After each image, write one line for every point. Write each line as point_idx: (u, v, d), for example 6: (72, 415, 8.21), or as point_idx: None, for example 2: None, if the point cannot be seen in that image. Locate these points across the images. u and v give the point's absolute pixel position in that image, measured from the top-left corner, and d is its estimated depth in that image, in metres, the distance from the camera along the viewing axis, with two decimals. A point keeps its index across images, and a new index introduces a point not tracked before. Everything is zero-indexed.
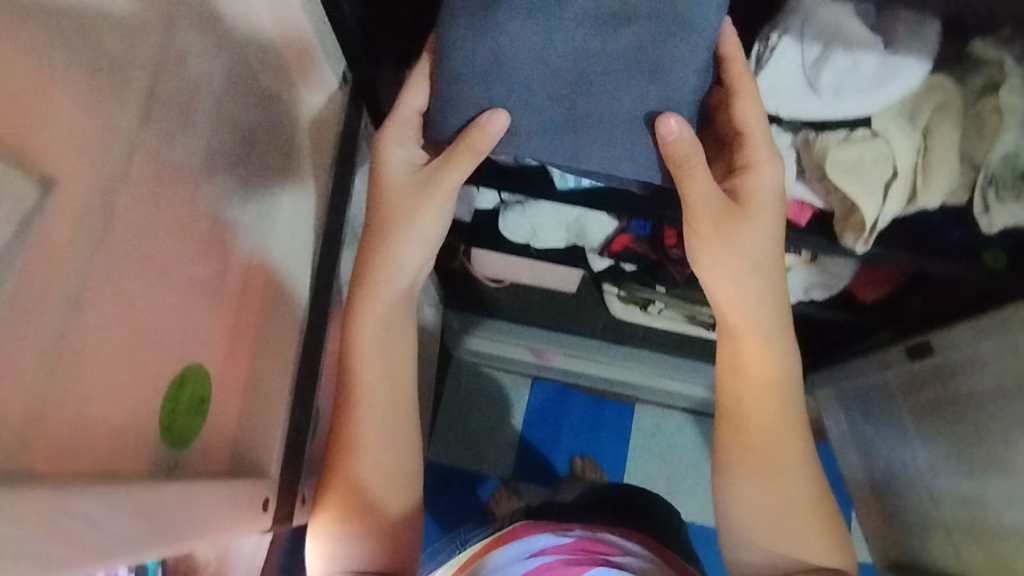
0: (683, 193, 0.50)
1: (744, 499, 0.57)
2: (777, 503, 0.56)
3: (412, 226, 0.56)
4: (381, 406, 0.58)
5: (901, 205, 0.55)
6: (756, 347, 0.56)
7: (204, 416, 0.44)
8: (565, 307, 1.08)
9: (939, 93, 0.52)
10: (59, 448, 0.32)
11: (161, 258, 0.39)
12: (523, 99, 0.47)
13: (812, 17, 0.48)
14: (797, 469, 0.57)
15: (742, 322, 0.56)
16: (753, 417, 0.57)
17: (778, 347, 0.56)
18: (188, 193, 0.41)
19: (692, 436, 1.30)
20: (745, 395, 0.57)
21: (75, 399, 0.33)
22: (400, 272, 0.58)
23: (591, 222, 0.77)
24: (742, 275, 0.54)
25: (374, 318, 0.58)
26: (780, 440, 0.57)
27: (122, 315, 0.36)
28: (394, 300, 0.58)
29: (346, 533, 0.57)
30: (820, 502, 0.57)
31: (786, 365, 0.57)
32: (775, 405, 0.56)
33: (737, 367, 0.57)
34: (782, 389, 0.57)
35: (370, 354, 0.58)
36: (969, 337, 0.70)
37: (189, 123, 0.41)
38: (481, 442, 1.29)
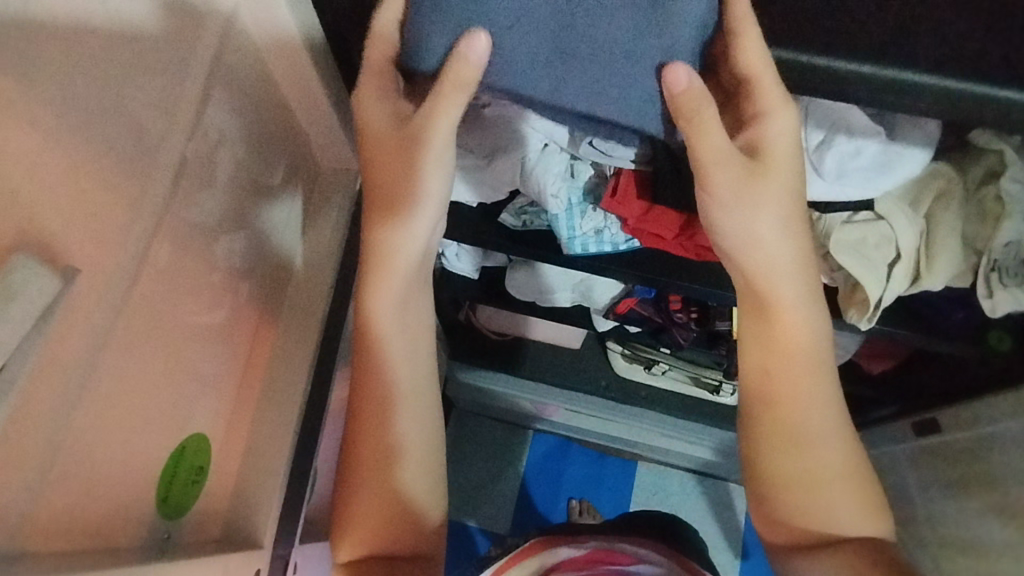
0: (691, 148, 0.43)
1: (773, 466, 0.51)
2: (806, 488, 0.50)
3: (405, 189, 0.47)
4: (420, 427, 0.53)
5: (905, 285, 0.56)
6: (788, 329, 0.49)
7: (201, 484, 0.45)
8: (566, 362, 1.06)
9: (939, 180, 0.53)
10: (46, 527, 0.32)
11: (172, 327, 0.40)
12: (512, 23, 0.39)
13: (815, 105, 0.50)
14: (832, 453, 0.51)
15: (772, 304, 0.48)
16: (782, 401, 0.50)
17: (813, 328, 0.49)
18: (200, 261, 0.42)
19: (696, 497, 1.27)
20: (772, 381, 0.50)
21: (75, 473, 0.34)
22: (396, 245, 0.49)
23: (596, 282, 0.77)
24: (771, 249, 0.47)
25: (390, 320, 0.51)
26: (811, 421, 0.50)
27: (127, 386, 0.36)
28: (401, 287, 0.50)
29: (365, 497, 0.52)
30: (859, 484, 0.51)
31: (821, 344, 0.50)
32: (806, 384, 0.50)
33: (762, 352, 0.50)
34: (816, 371, 0.50)
35: (411, 365, 0.53)
36: (972, 419, 0.69)
37: (207, 192, 0.42)
38: (479, 494, 1.27)
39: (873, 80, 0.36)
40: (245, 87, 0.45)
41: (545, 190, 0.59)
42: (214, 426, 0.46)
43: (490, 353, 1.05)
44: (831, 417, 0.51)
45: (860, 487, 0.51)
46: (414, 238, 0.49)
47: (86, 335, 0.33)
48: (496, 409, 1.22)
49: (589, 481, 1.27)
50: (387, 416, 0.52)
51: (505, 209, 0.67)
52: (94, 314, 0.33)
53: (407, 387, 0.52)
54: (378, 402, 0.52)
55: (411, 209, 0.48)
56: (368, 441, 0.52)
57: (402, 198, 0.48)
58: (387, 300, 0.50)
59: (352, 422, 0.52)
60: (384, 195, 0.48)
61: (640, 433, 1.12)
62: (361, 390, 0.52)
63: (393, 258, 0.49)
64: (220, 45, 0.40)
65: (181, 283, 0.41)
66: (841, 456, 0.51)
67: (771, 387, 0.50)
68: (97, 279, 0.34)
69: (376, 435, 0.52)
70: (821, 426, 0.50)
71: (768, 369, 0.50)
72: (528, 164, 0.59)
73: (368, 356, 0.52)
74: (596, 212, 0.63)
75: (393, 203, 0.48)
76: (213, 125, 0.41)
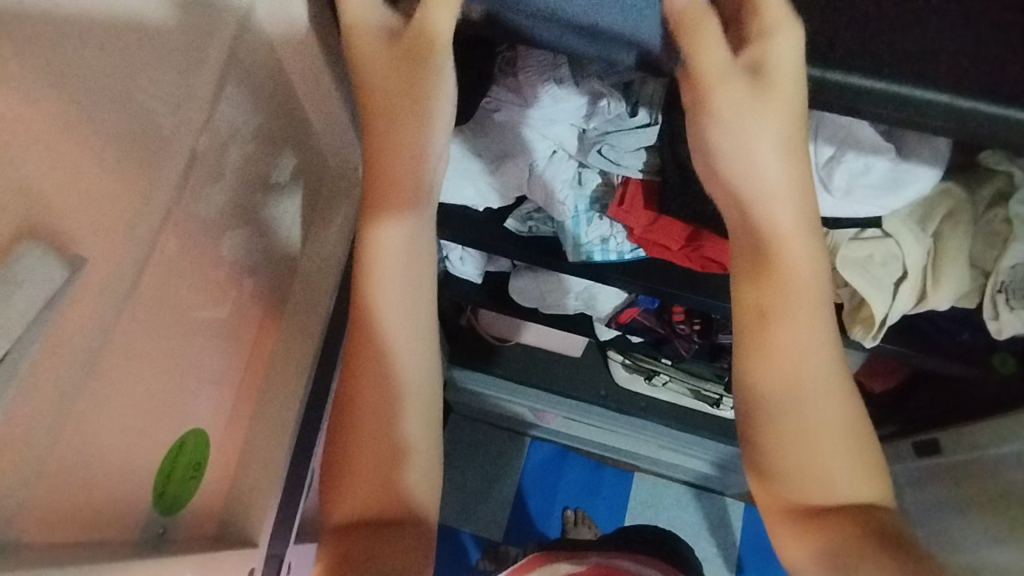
0: (692, 62, 0.39)
1: (764, 419, 0.42)
2: (796, 448, 0.41)
3: (411, 161, 0.44)
4: (420, 443, 0.45)
5: (910, 304, 0.55)
6: (784, 259, 0.41)
7: (198, 480, 0.44)
8: (566, 370, 1.05)
9: (948, 199, 0.52)
10: (44, 521, 0.32)
11: (177, 322, 0.40)
12: None
13: (827, 119, 0.49)
14: (830, 410, 0.42)
15: (768, 233, 0.41)
16: (775, 346, 0.42)
17: (814, 269, 0.42)
18: (206, 256, 0.42)
19: (692, 511, 1.26)
20: (764, 322, 0.42)
21: (74, 467, 0.34)
22: (394, 237, 0.44)
23: (600, 291, 0.77)
24: (774, 180, 0.41)
25: (396, 316, 0.45)
26: (806, 369, 0.42)
27: (128, 381, 0.36)
28: (407, 281, 0.45)
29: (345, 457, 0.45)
30: (865, 454, 0.42)
31: (822, 283, 0.42)
32: (803, 325, 0.42)
33: (751, 284, 0.42)
34: (815, 312, 0.42)
35: (413, 370, 0.45)
36: (971, 442, 0.69)
37: (215, 189, 0.42)
38: (473, 500, 1.26)
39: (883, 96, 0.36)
40: (258, 85, 0.44)
41: (552, 198, 0.59)
42: (214, 423, 0.46)
43: (490, 358, 1.05)
44: (832, 370, 0.42)
45: (865, 454, 0.42)
46: (416, 228, 0.45)
47: (89, 329, 0.33)
48: (493, 414, 1.21)
49: (583, 490, 1.27)
50: (391, 427, 0.45)
51: (511, 214, 0.66)
52: (99, 307, 0.33)
53: (415, 394, 0.45)
54: (383, 405, 0.44)
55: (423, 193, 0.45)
56: (362, 394, 0.44)
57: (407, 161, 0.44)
58: (394, 297, 0.45)
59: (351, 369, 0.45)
60: (389, 178, 0.44)
61: (639, 443, 1.12)
62: (352, 392, 0.45)
63: (389, 240, 0.44)
64: (236, 41, 0.40)
65: (187, 279, 0.41)
66: (841, 417, 0.42)
67: (759, 324, 0.42)
68: (103, 273, 0.34)
69: (370, 443, 0.44)
70: (819, 377, 0.42)
71: (761, 307, 0.42)
72: (536, 169, 0.59)
73: (364, 358, 0.44)
74: (603, 220, 0.63)
75: (392, 190, 0.44)
76: (225, 120, 0.41)
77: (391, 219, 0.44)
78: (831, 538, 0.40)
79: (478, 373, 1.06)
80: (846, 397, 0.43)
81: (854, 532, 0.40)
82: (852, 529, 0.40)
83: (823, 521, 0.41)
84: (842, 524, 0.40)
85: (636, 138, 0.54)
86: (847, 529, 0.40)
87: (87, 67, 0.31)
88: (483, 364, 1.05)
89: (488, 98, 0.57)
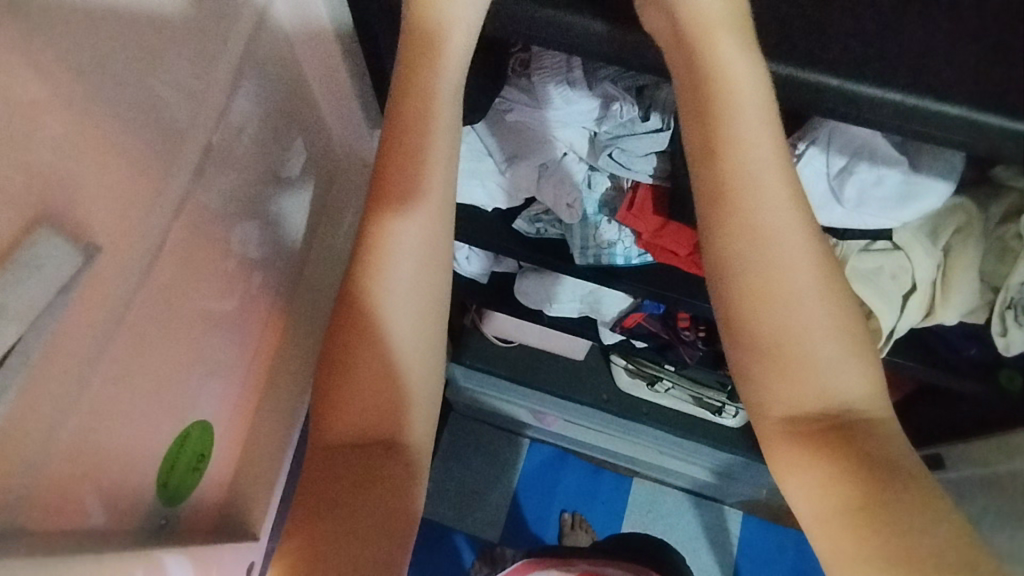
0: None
1: (766, 374, 0.39)
2: (793, 392, 0.39)
3: (404, 127, 0.42)
4: (418, 405, 0.43)
5: (918, 318, 0.56)
6: (758, 204, 0.39)
7: (202, 471, 0.45)
8: (567, 372, 1.05)
9: (959, 214, 0.52)
10: (52, 510, 0.33)
11: (185, 313, 0.40)
12: None
13: (840, 131, 0.49)
14: (829, 346, 0.39)
15: (737, 182, 0.39)
16: (760, 294, 0.39)
17: (796, 207, 0.39)
18: (218, 248, 0.42)
19: (690, 518, 1.26)
20: (742, 270, 0.39)
21: (84, 457, 0.34)
22: (405, 228, 0.42)
23: (605, 294, 0.77)
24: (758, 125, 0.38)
25: (397, 299, 0.43)
26: (801, 310, 0.39)
27: (136, 372, 0.37)
28: (414, 267, 0.43)
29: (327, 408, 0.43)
30: (870, 387, 0.39)
31: (807, 219, 0.39)
32: (789, 263, 0.39)
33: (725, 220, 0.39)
34: (798, 255, 0.39)
35: (413, 355, 0.43)
36: (976, 459, 0.69)
37: (229, 180, 0.42)
38: (471, 500, 1.26)
39: (897, 108, 0.35)
40: (272, 78, 0.45)
41: (561, 199, 0.59)
42: (219, 416, 0.46)
43: (493, 358, 1.04)
44: (830, 304, 0.39)
45: (870, 384, 0.39)
46: (427, 218, 0.43)
47: (100, 320, 0.33)
48: (493, 414, 1.21)
49: (581, 493, 1.26)
50: (391, 396, 0.43)
51: (519, 215, 0.66)
52: (109, 301, 0.34)
53: (418, 379, 0.43)
54: (385, 387, 0.42)
55: (422, 161, 0.42)
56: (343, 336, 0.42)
57: (410, 123, 0.42)
58: (397, 281, 0.43)
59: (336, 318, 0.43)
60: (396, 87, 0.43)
61: (639, 449, 1.12)
62: (341, 373, 0.42)
63: (402, 226, 0.42)
64: (252, 33, 0.40)
65: (197, 270, 0.41)
66: (845, 351, 0.39)
67: (737, 272, 0.39)
68: (113, 264, 0.34)
69: (367, 418, 0.42)
70: (814, 316, 0.39)
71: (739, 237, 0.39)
72: (547, 171, 0.59)
73: (357, 342, 0.42)
74: (612, 224, 0.63)
75: (396, 179, 0.42)
76: (239, 114, 0.41)
77: (399, 212, 0.42)
78: (833, 486, 0.38)
79: (479, 373, 1.06)
80: (848, 326, 0.39)
81: (861, 475, 0.38)
82: (858, 474, 0.38)
83: (829, 465, 0.38)
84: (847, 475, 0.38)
85: (646, 143, 0.54)
86: (852, 474, 0.38)
87: (107, 57, 0.31)
88: (485, 364, 1.04)
89: (501, 99, 0.57)
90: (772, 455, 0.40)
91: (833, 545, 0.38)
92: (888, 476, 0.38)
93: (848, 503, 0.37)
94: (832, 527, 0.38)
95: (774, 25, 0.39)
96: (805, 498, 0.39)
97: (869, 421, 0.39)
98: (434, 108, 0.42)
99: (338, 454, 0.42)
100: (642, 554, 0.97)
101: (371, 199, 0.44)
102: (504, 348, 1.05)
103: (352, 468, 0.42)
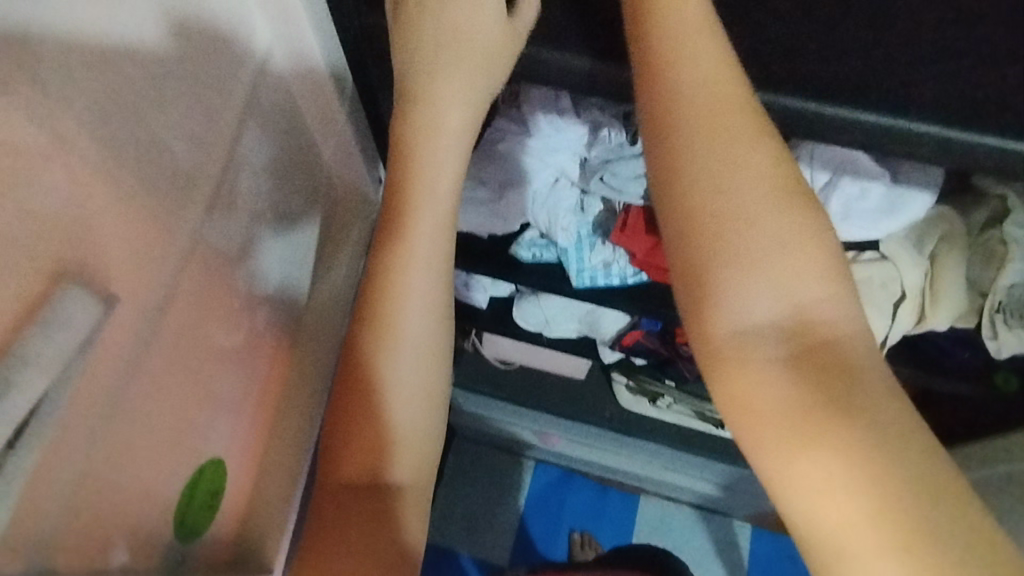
0: None
1: (742, 373, 0.36)
2: (764, 376, 0.35)
3: (403, 166, 0.44)
4: (412, 443, 0.45)
5: (910, 324, 0.57)
6: (701, 127, 0.37)
7: (215, 509, 0.45)
8: (570, 392, 1.05)
9: (943, 222, 0.54)
10: (78, 553, 0.33)
11: (192, 350, 0.41)
12: None
13: (821, 149, 0.50)
14: (803, 338, 0.35)
15: (687, 163, 0.38)
16: (713, 275, 0.37)
17: (757, 180, 0.37)
18: (223, 290, 0.44)
19: (699, 533, 1.26)
20: (695, 241, 0.37)
21: (108, 498, 0.35)
22: (411, 267, 0.44)
23: (603, 314, 0.79)
24: (710, 113, 0.37)
25: (409, 342, 0.45)
26: (755, 262, 0.36)
27: (153, 415, 0.37)
28: (418, 309, 0.45)
29: (341, 456, 0.44)
30: (846, 317, 0.36)
31: (767, 151, 0.37)
32: (735, 172, 0.37)
33: (683, 211, 0.38)
34: (759, 244, 0.36)
35: (414, 404, 0.45)
36: (981, 460, 0.69)
37: (231, 221, 0.43)
38: (480, 525, 1.25)
39: (900, 132, 0.37)
40: (273, 121, 0.46)
41: (556, 224, 0.61)
42: (231, 451, 0.46)
43: (494, 381, 1.05)
44: (797, 291, 0.36)
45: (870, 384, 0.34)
46: (436, 258, 0.44)
47: (116, 366, 0.34)
48: (498, 437, 1.21)
49: (588, 512, 1.26)
50: (382, 435, 0.44)
51: (516, 243, 0.67)
52: (121, 349, 0.35)
53: (422, 422, 0.46)
54: (376, 431, 0.44)
55: (417, 204, 0.44)
56: (355, 383, 0.44)
57: (404, 166, 0.44)
58: (407, 324, 0.44)
59: (349, 366, 0.45)
60: (402, 147, 0.44)
61: (647, 466, 1.12)
62: (348, 412, 0.44)
63: (407, 267, 0.44)
64: (252, 80, 0.42)
65: (204, 312, 0.42)
66: (806, 256, 0.36)
67: (682, 182, 0.38)
68: (127, 313, 0.35)
69: (365, 459, 0.44)
70: (770, 275, 0.36)
71: (697, 228, 0.37)
72: (540, 197, 0.60)
73: (364, 374, 0.44)
74: (606, 245, 0.64)
75: (397, 214, 0.44)
76: (241, 161, 0.43)
77: (404, 250, 0.44)
78: (827, 481, 0.32)
79: (482, 396, 1.06)
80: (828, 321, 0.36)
81: (874, 495, 0.31)
82: (863, 493, 0.31)
83: (824, 475, 0.32)
84: (840, 470, 0.32)
85: (635, 166, 0.56)
86: (855, 493, 0.32)
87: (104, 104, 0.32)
88: (488, 388, 1.05)
89: (493, 129, 0.59)
90: (754, 455, 0.35)
91: (807, 546, 0.33)
92: (873, 458, 0.32)
93: (842, 515, 0.32)
94: (798, 509, 0.33)
95: (782, 58, 0.38)
96: (808, 506, 0.33)
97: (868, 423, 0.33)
98: (429, 152, 0.43)
99: (342, 498, 0.44)
100: (640, 561, 0.98)
101: (376, 232, 0.45)
102: (505, 370, 1.06)
103: (348, 517, 0.43)
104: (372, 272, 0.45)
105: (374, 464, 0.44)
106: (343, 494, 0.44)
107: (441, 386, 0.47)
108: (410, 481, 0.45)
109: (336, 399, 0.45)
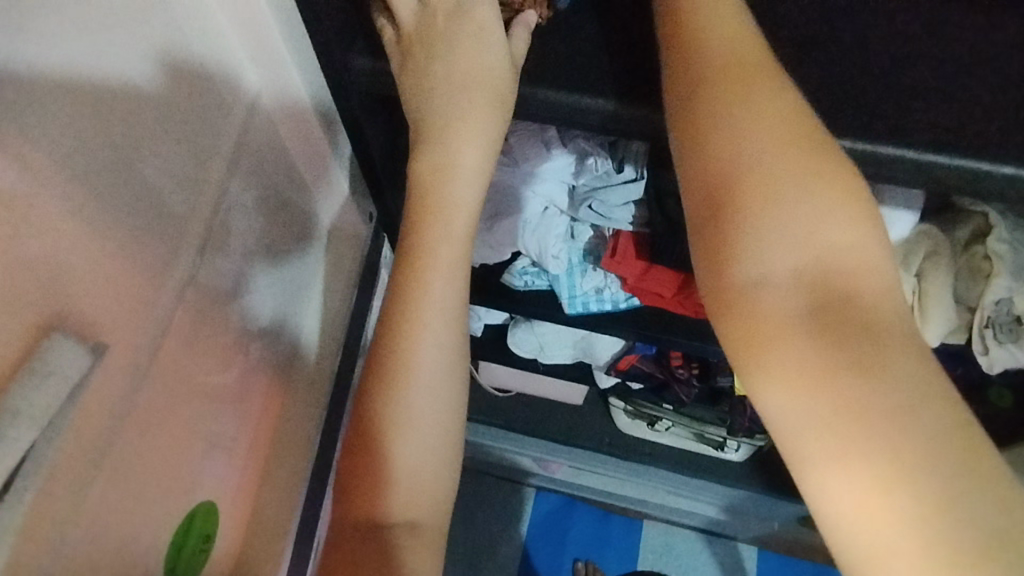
0: None
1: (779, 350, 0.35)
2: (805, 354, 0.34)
3: (415, 208, 0.45)
4: (419, 483, 0.45)
5: None
6: (731, 111, 0.37)
7: (206, 553, 0.44)
8: (569, 418, 1.05)
9: (927, 239, 0.54)
10: None
11: (183, 390, 0.41)
12: None
13: None
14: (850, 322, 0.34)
15: (719, 143, 0.37)
16: (747, 253, 0.36)
17: (794, 159, 0.36)
18: (214, 328, 0.44)
19: (704, 558, 1.24)
20: (729, 218, 0.37)
21: (95, 543, 0.34)
22: (430, 300, 0.44)
23: (596, 339, 0.78)
24: (743, 97, 0.37)
25: (423, 378, 0.45)
26: (792, 242, 0.35)
27: (143, 457, 0.37)
28: (434, 346, 0.45)
29: (355, 490, 0.44)
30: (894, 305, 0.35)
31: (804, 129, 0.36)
32: (765, 155, 0.36)
33: (713, 189, 0.37)
34: (795, 225, 0.35)
35: (422, 443, 0.45)
36: None
37: (221, 261, 0.44)
38: (482, 557, 1.23)
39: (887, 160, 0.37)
40: (263, 159, 0.47)
41: (547, 251, 0.61)
42: (224, 491, 0.46)
43: (492, 409, 1.05)
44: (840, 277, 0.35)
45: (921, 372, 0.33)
46: (451, 296, 0.45)
47: (104, 409, 0.34)
48: (497, 465, 1.20)
49: (591, 540, 1.24)
50: (390, 474, 0.44)
51: (507, 270, 0.68)
52: (110, 391, 0.35)
53: (428, 462, 0.45)
54: (384, 470, 0.44)
55: (432, 243, 0.44)
56: (367, 421, 0.44)
57: (419, 208, 0.45)
58: (422, 361, 0.44)
59: (366, 400, 0.45)
60: (419, 188, 0.45)
61: (649, 492, 1.11)
62: (360, 451, 0.44)
63: (423, 308, 0.44)
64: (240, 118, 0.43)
65: (197, 348, 0.42)
66: (840, 229, 0.35)
67: (705, 159, 0.37)
68: (115, 354, 0.35)
69: (369, 497, 0.44)
70: (805, 254, 0.35)
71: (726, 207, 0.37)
72: (529, 226, 0.61)
73: (379, 409, 0.44)
74: (597, 271, 0.64)
75: (414, 250, 0.44)
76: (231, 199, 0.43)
77: (421, 287, 0.44)
78: (867, 462, 0.31)
79: (480, 425, 1.05)
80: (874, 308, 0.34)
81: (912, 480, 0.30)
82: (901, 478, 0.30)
83: (862, 458, 0.31)
84: (882, 451, 0.31)
85: (622, 193, 0.55)
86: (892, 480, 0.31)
87: (92, 150, 0.33)
88: (485, 416, 1.04)
89: None
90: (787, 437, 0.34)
91: (840, 538, 0.32)
92: (907, 451, 0.31)
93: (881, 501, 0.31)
94: (824, 499, 0.32)
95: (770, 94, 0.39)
96: (845, 489, 0.32)
97: (913, 408, 0.32)
98: (433, 191, 0.44)
99: (346, 534, 0.44)
100: None
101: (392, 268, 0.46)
102: (504, 398, 1.06)
103: (354, 552, 0.43)
104: (393, 300, 0.45)
105: (383, 502, 0.44)
106: (355, 529, 0.44)
107: (455, 425, 0.46)
108: (415, 520, 0.44)
109: (353, 434, 0.45)
